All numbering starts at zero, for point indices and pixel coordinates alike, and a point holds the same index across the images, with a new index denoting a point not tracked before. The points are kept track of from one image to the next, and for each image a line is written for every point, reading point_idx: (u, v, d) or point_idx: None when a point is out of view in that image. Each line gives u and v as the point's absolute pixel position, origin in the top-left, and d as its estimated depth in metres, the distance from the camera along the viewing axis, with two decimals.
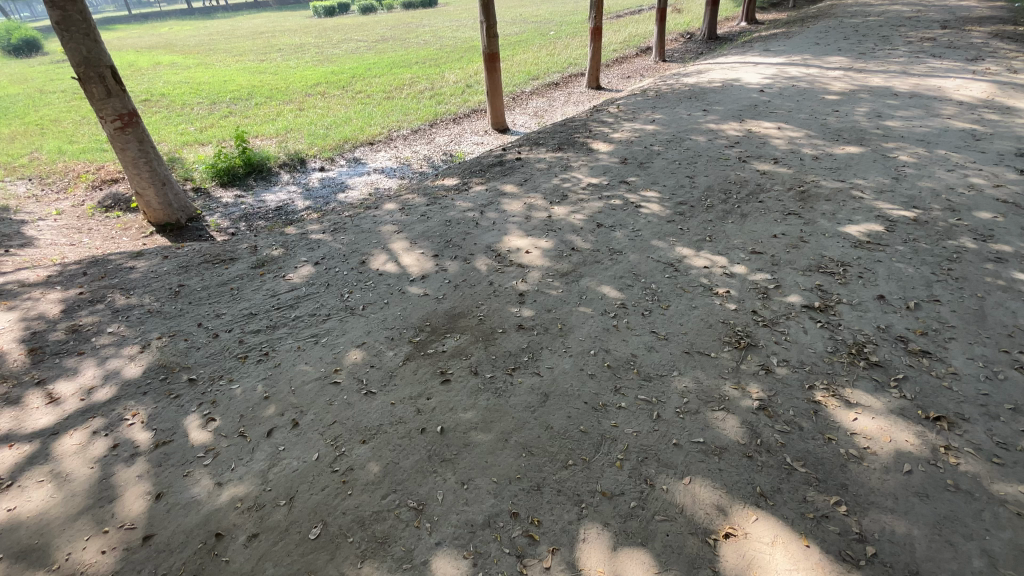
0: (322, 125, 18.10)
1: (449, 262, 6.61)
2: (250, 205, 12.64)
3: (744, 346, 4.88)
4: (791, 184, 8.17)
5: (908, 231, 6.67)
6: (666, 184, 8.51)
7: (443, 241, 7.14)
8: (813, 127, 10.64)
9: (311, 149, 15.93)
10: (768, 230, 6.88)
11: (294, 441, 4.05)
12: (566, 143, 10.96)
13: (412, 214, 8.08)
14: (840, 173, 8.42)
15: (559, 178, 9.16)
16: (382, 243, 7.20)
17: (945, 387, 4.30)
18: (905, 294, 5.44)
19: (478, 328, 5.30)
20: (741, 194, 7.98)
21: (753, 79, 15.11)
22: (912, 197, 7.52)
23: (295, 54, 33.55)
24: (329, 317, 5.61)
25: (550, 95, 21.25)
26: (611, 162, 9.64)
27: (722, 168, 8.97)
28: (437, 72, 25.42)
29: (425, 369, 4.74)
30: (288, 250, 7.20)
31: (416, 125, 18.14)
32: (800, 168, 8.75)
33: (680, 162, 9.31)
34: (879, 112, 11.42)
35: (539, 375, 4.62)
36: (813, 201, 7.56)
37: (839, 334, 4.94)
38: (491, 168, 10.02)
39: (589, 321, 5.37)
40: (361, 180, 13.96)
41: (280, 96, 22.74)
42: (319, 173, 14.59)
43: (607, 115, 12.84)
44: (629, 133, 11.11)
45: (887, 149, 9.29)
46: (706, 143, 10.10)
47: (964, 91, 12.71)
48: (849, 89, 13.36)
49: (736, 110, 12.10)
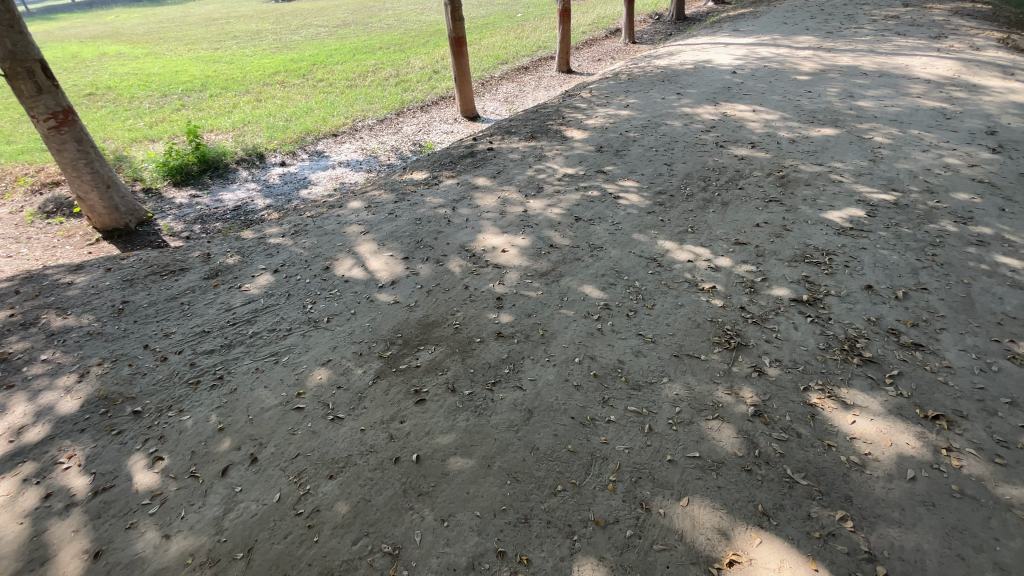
0: (281, 116, 17.22)
1: (420, 264, 6.21)
2: (206, 206, 11.91)
3: (735, 346, 4.65)
4: (769, 169, 7.99)
5: (889, 215, 6.55)
6: (643, 173, 8.24)
7: (413, 241, 6.73)
8: (787, 109, 10.50)
9: (271, 143, 15.13)
10: (750, 219, 6.68)
11: (253, 479, 3.70)
12: (539, 131, 10.56)
13: (379, 212, 7.61)
14: (818, 156, 8.28)
15: (533, 169, 8.80)
16: (347, 245, 6.74)
17: (941, 383, 4.16)
18: (892, 282, 5.30)
19: (454, 337, 4.94)
20: (720, 181, 7.76)
21: (725, 60, 14.92)
22: (891, 180, 7.42)
23: (252, 41, 31.95)
24: (289, 333, 5.25)
25: (519, 80, 20.70)
26: (586, 150, 9.31)
27: (699, 154, 8.74)
28: (402, 57, 24.51)
29: (398, 388, 4.37)
30: (244, 257, 6.77)
31: (382, 114, 17.42)
32: (777, 152, 8.59)
33: (656, 149, 9.04)
34: (851, 92, 11.35)
35: (522, 388, 4.30)
36: (793, 186, 7.39)
37: (830, 329, 4.76)
38: (461, 159, 9.57)
39: (571, 325, 5.07)
40: (325, 174, 13.31)
41: (236, 87, 21.58)
42: (280, 168, 13.85)
43: (579, 100, 12.46)
44: (603, 119, 10.77)
45: (862, 130, 9.20)
46: (682, 128, 9.85)
47: (931, 69, 12.76)
48: (820, 69, 13.28)
49: (709, 92, 11.89)
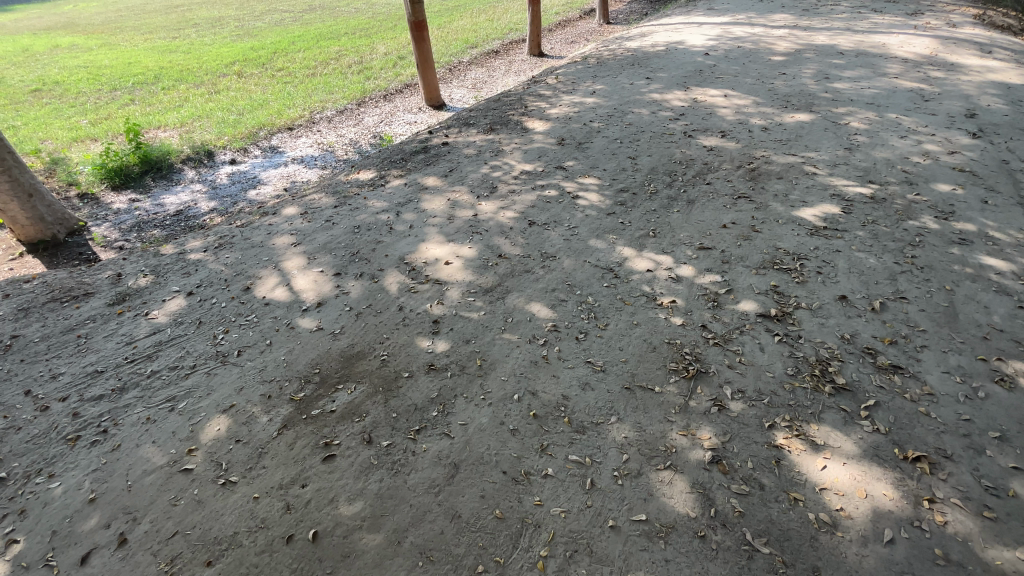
0: (234, 110, 16.23)
1: (352, 282, 5.60)
2: (146, 211, 11.07)
3: (693, 374, 4.11)
4: (739, 160, 7.44)
5: (866, 211, 6.04)
6: (605, 168, 7.63)
7: (347, 254, 6.09)
8: (760, 93, 9.92)
9: (220, 139, 14.21)
10: (716, 219, 6.13)
11: (117, 568, 3.16)
12: (498, 122, 9.87)
13: (315, 221, 6.95)
14: (791, 145, 7.73)
15: (488, 166, 8.14)
16: (273, 261, 6.13)
17: (922, 415, 3.68)
18: (869, 292, 4.80)
19: (378, 372, 4.35)
20: (686, 176, 7.20)
21: (697, 41, 14.27)
22: (868, 170, 6.91)
23: (212, 29, 30.40)
24: (192, 372, 4.69)
25: (489, 65, 19.83)
26: (546, 143, 8.67)
27: (665, 145, 8.15)
28: (367, 43, 23.42)
29: (305, 442, 3.81)
30: (158, 277, 6.16)
31: (342, 105, 16.50)
32: (748, 141, 8.03)
33: (621, 140, 8.43)
34: (827, 73, 10.81)
35: (449, 436, 3.73)
36: (764, 180, 6.85)
37: (800, 350, 4.25)
38: (413, 155, 8.87)
39: (514, 351, 4.49)
40: (277, 173, 12.49)
41: (190, 79, 20.40)
42: (230, 167, 13.01)
43: (544, 87, 11.75)
44: (567, 108, 10.10)
45: (838, 115, 8.66)
46: (649, 117, 9.23)
47: (909, 47, 12.27)
48: (795, 48, 12.70)
49: (680, 76, 11.26)
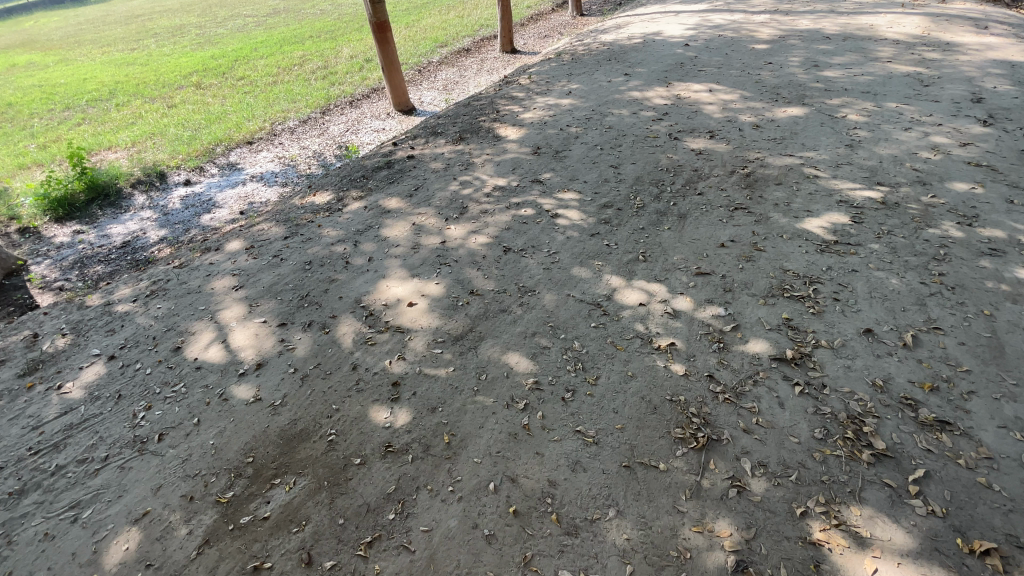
0: (190, 125, 15.21)
1: (300, 335, 4.83)
2: (89, 244, 10.14)
3: (703, 443, 3.43)
4: (732, 164, 6.77)
5: (879, 220, 5.41)
6: (586, 179, 6.92)
7: (295, 298, 5.32)
8: (746, 85, 9.26)
9: (174, 158, 13.22)
10: (713, 237, 5.46)
11: None
12: (467, 131, 9.09)
13: (261, 257, 6.17)
14: (787, 144, 7.09)
15: (458, 181, 7.39)
16: (211, 312, 5.35)
17: (982, 489, 3.05)
18: (897, 322, 4.15)
19: (324, 460, 3.62)
20: (675, 185, 6.52)
21: (676, 31, 13.60)
22: (874, 170, 6.29)
23: (172, 38, 29.05)
24: (104, 466, 3.91)
25: (460, 64, 18.97)
26: (520, 153, 7.93)
27: (650, 149, 7.46)
28: (332, 47, 22.37)
29: (232, 566, 3.10)
30: (77, 337, 5.34)
31: (305, 114, 15.56)
32: (740, 141, 7.37)
33: (601, 146, 7.72)
34: (815, 61, 10.19)
35: (409, 550, 3.03)
36: (761, 187, 6.18)
37: (826, 405, 3.59)
38: (375, 172, 8.07)
39: (488, 420, 3.75)
40: (234, 193, 11.57)
41: (145, 93, 19.25)
42: (184, 189, 12.07)
43: (517, 88, 11.00)
44: (541, 112, 9.36)
45: (832, 108, 8.04)
46: (630, 118, 8.52)
47: (897, 28, 11.71)
48: (779, 35, 12.07)
49: (661, 70, 10.57)
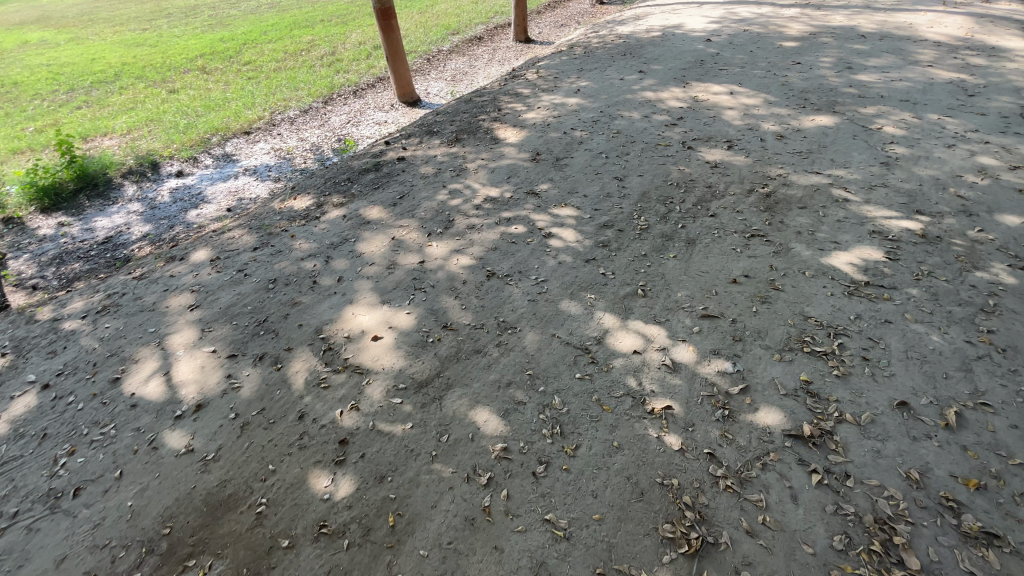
0: (189, 112, 14.76)
1: (248, 372, 4.31)
2: (72, 238, 9.75)
3: (695, 548, 2.84)
4: (751, 181, 6.05)
5: (918, 258, 4.70)
6: (587, 193, 6.26)
7: (252, 326, 4.81)
8: (771, 88, 8.45)
9: (167, 148, 12.77)
10: (724, 270, 4.79)
11: None
12: (464, 131, 8.44)
13: (224, 271, 5.67)
14: (813, 159, 6.34)
15: (447, 189, 6.78)
16: (160, 337, 4.86)
17: None
18: (936, 394, 3.49)
19: (248, 539, 3.12)
20: (685, 204, 5.84)
21: (698, 24, 12.71)
22: (913, 195, 5.54)
23: (184, 19, 28.57)
24: (12, 524, 3.44)
25: (470, 53, 18.21)
26: (517, 159, 7.28)
27: (660, 160, 6.76)
28: (342, 32, 21.72)
29: None
30: (17, 358, 4.89)
31: (307, 103, 15.01)
32: (761, 154, 6.63)
33: (607, 154, 7.04)
34: (848, 62, 9.32)
35: None
36: (782, 211, 5.47)
37: (848, 503, 2.97)
38: (361, 175, 7.49)
39: (442, 497, 3.19)
40: (224, 187, 11.07)
41: (150, 76, 18.83)
42: (175, 181, 11.62)
43: (522, 84, 10.29)
44: (545, 112, 8.67)
45: (866, 117, 7.24)
46: (641, 122, 7.80)
47: (940, 27, 10.73)
48: (809, 32, 11.15)
49: (678, 68, 9.78)
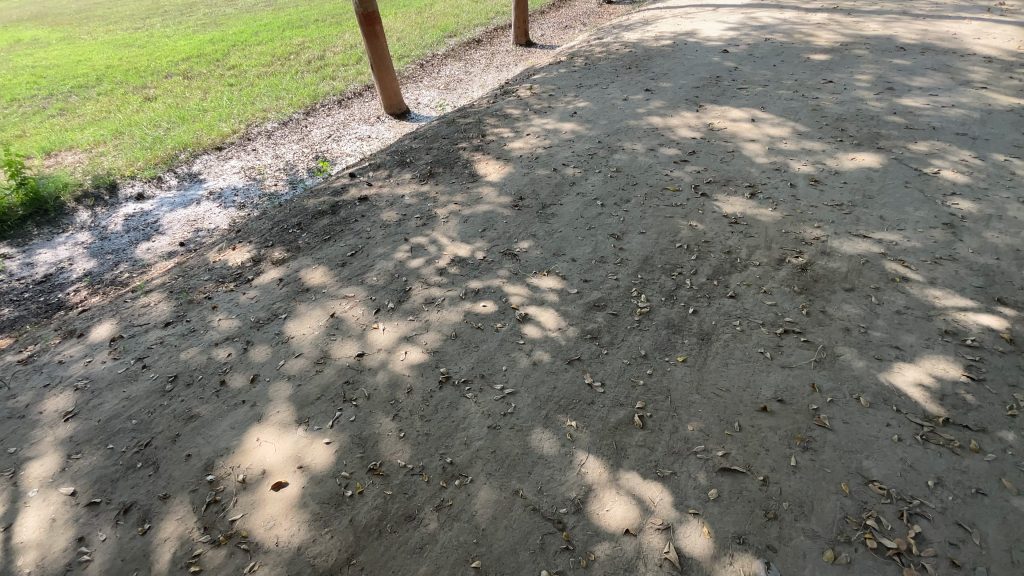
0: (161, 124, 13.66)
1: (105, 535, 3.23)
2: (8, 275, 8.72)
3: None
4: (781, 246, 4.85)
5: (1010, 378, 3.51)
6: (575, 257, 5.09)
7: (131, 453, 3.74)
8: (799, 115, 7.22)
9: (130, 165, 11.64)
10: (749, 388, 3.60)
11: None
12: (440, 163, 7.29)
13: (122, 360, 4.60)
14: (858, 215, 5.12)
15: (409, 242, 5.62)
16: (17, 463, 3.80)
17: None
18: None
19: None
20: (697, 277, 4.65)
21: (713, 31, 11.43)
22: (991, 273, 4.32)
23: (178, 18, 27.44)
24: None
25: (467, 58, 17.03)
26: (496, 203, 6.12)
27: (667, 210, 5.58)
28: (334, 34, 20.58)
29: None
30: None
31: (287, 115, 13.88)
32: (791, 205, 5.42)
33: (602, 200, 5.86)
34: (888, 81, 8.04)
35: None
36: (823, 294, 4.28)
37: None
38: (313, 220, 6.38)
39: None
40: (183, 215, 9.99)
41: (130, 81, 17.71)
42: (133, 205, 10.57)
43: (513, 102, 9.11)
44: (535, 140, 7.50)
45: (918, 157, 5.99)
46: (645, 157, 6.61)
47: (990, 38, 9.39)
48: (840, 42, 9.84)
49: (691, 85, 8.55)
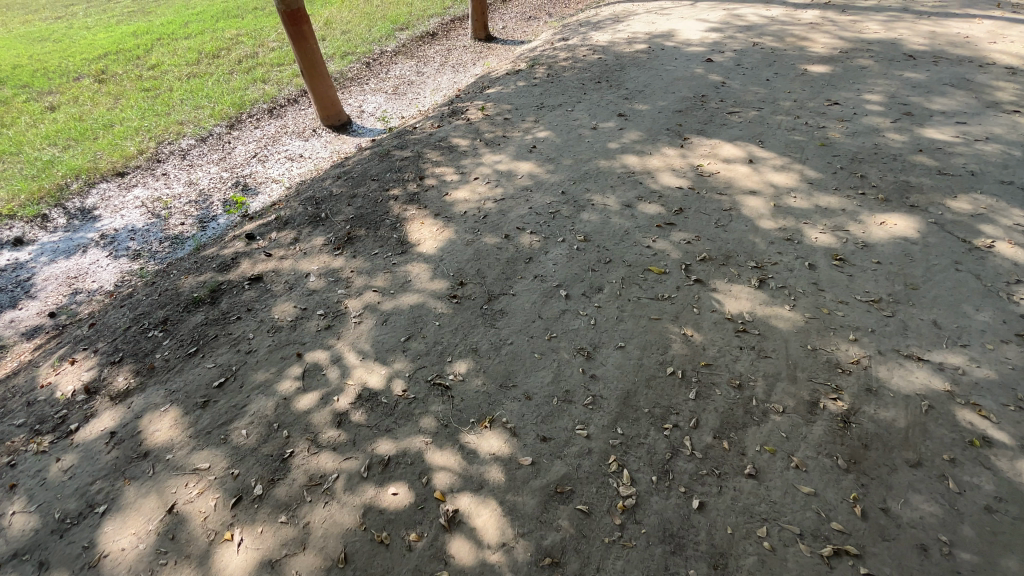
0: (55, 142, 11.53)
1: None
2: None
3: None
4: (810, 378, 3.52)
5: None
6: (530, 391, 3.66)
7: None
8: (806, 153, 5.89)
9: (7, 200, 9.61)
10: None
11: None
12: (362, 221, 5.74)
13: None
14: (906, 321, 3.84)
15: (303, 360, 4.09)
16: None
17: None
18: None
19: None
20: (699, 434, 3.29)
21: (693, 32, 9.99)
22: None
23: (104, 5, 24.42)
24: None
25: (420, 54, 15.21)
26: (428, 292, 4.62)
27: (651, 308, 4.19)
28: (274, 26, 18.34)
29: None
30: None
31: (206, 129, 11.92)
32: (814, 300, 4.10)
33: (567, 291, 4.44)
34: (903, 102, 6.78)
35: None
36: (880, 475, 2.98)
37: None
38: (185, 314, 4.77)
39: None
40: (62, 268, 8.17)
41: (31, 84, 15.23)
42: (5, 255, 8.64)
43: (462, 127, 7.54)
44: (484, 187, 5.99)
45: (962, 220, 4.73)
46: (621, 217, 5.20)
47: (1005, 44, 8.23)
48: (838, 49, 8.52)
49: (673, 108, 7.13)
